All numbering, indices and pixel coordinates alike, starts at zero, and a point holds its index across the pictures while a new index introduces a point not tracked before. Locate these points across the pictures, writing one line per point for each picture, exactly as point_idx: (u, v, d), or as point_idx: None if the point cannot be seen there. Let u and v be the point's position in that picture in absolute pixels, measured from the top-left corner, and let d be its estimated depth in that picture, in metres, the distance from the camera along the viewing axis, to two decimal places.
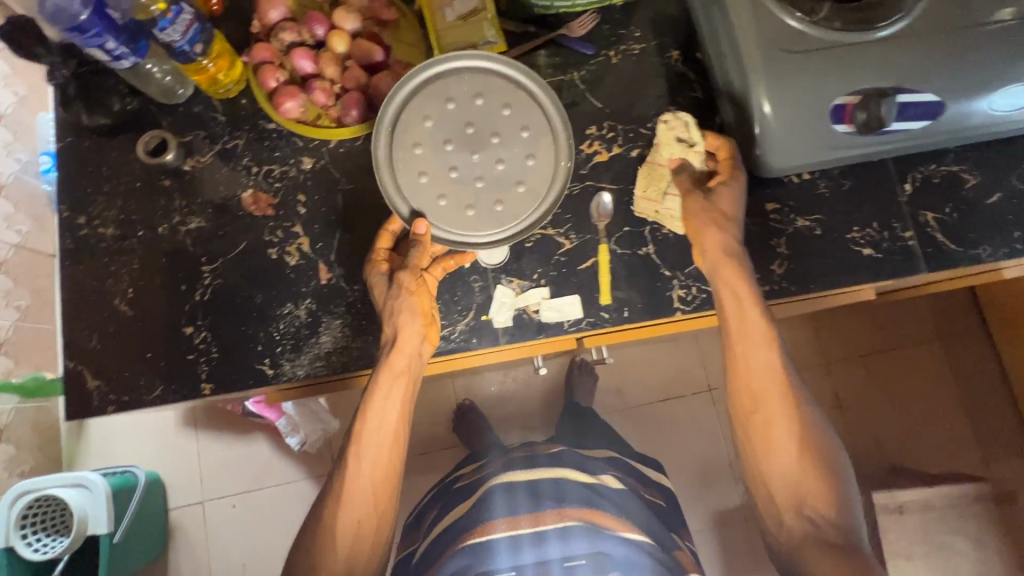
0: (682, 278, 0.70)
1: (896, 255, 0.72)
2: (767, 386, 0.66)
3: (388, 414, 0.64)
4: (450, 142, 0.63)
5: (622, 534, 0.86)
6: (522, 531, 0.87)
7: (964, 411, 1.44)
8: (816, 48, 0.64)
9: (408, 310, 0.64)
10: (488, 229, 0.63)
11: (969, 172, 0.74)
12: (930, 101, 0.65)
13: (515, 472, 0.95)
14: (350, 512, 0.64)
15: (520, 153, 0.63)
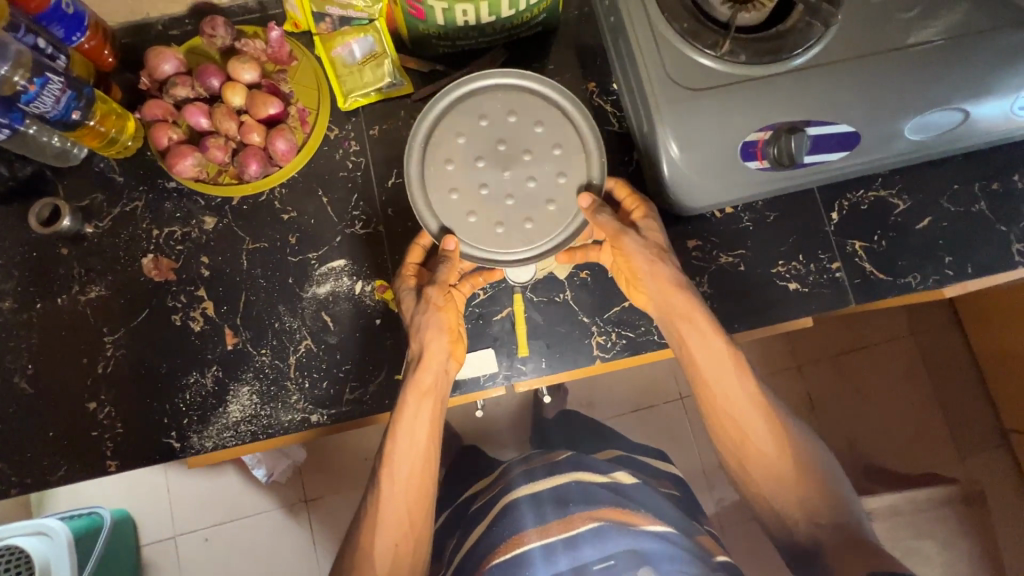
0: (602, 324, 0.69)
1: (823, 288, 0.71)
2: (747, 411, 0.63)
3: (415, 432, 0.62)
4: (482, 159, 0.59)
5: (647, 528, 0.72)
6: (554, 538, 0.73)
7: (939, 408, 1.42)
8: (722, 84, 0.61)
9: (436, 323, 0.62)
10: (518, 249, 0.60)
11: (898, 196, 0.72)
12: (845, 131, 0.62)
13: (539, 480, 0.80)
14: (388, 539, 0.61)
15: (552, 170, 0.60)
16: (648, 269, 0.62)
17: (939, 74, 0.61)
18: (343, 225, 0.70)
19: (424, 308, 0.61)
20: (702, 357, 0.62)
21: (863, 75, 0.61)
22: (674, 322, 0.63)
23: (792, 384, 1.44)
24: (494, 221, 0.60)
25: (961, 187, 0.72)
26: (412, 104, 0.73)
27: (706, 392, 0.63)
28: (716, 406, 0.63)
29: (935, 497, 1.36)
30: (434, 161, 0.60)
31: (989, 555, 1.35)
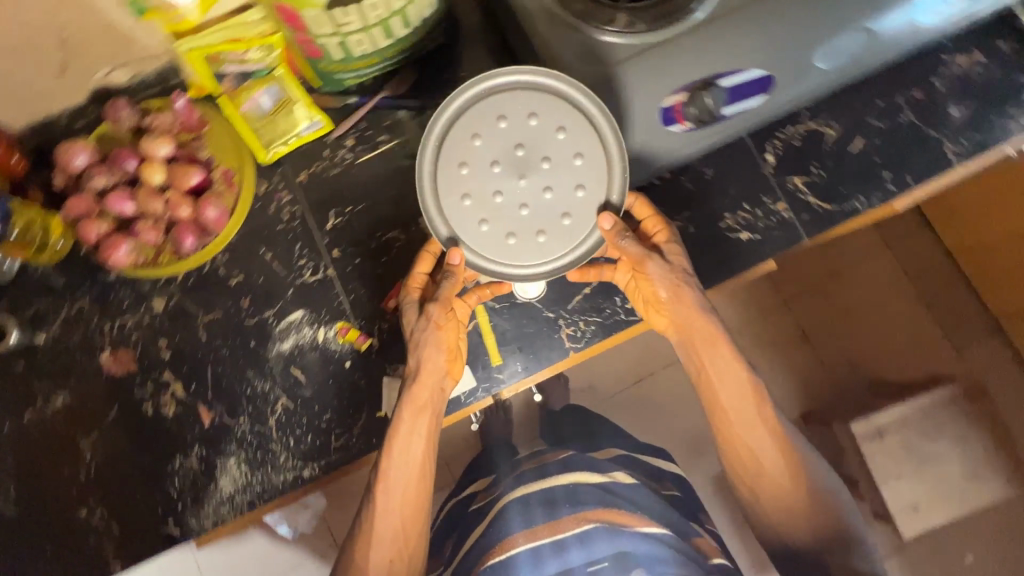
0: (568, 316, 0.69)
1: (774, 231, 0.71)
2: (755, 429, 0.64)
3: (412, 448, 0.63)
4: (498, 163, 0.59)
5: (640, 528, 0.75)
6: (542, 540, 0.75)
7: (928, 310, 1.44)
8: (629, 57, 0.60)
9: (439, 340, 0.62)
10: (529, 262, 0.60)
11: (827, 124, 0.73)
12: (759, 76, 0.63)
13: (526, 484, 0.83)
14: (380, 554, 0.62)
15: (570, 181, 0.59)
16: (669, 294, 0.63)
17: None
18: (292, 277, 0.69)
19: (426, 324, 0.62)
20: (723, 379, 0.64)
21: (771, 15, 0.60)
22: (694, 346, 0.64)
23: (782, 321, 1.45)
24: (506, 231, 0.59)
25: (885, 102, 0.73)
26: (334, 142, 0.72)
27: (723, 416, 0.65)
28: (726, 425, 0.65)
29: (941, 398, 1.37)
30: (448, 164, 0.59)
31: (1004, 444, 1.36)
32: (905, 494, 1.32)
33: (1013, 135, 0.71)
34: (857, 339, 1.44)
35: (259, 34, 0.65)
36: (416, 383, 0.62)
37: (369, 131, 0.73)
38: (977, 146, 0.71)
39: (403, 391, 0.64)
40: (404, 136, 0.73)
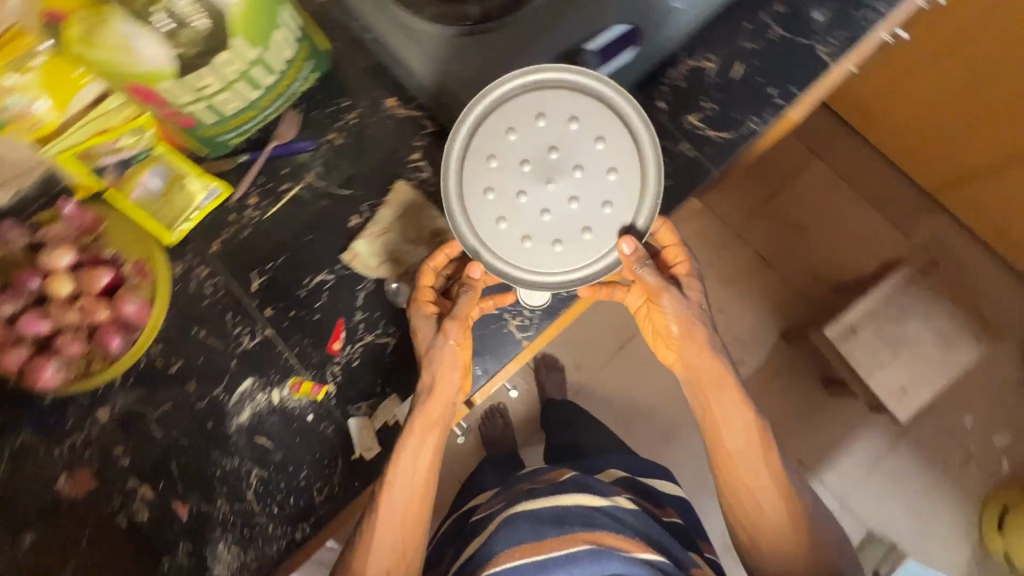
0: (511, 308, 0.70)
1: (682, 172, 0.73)
2: (745, 463, 0.76)
3: (419, 462, 0.65)
4: (529, 162, 0.61)
5: (636, 552, 0.82)
6: (528, 557, 0.83)
7: (864, 200, 1.68)
8: (493, 48, 0.63)
9: (455, 358, 0.64)
10: (545, 270, 0.63)
11: (705, 58, 0.75)
12: (622, 31, 0.65)
13: (524, 504, 0.93)
14: (381, 562, 0.66)
15: (598, 196, 0.62)
16: (682, 331, 0.74)
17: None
18: (231, 349, 0.68)
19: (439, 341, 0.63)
20: (725, 418, 0.76)
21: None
22: (699, 389, 0.77)
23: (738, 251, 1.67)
24: (525, 232, 0.62)
25: (751, 23, 0.75)
26: (237, 204, 0.71)
27: (721, 450, 0.77)
28: (725, 456, 0.77)
29: (903, 279, 1.39)
30: (480, 154, 0.61)
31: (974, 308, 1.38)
32: (893, 380, 1.34)
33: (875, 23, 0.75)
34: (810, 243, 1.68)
35: (125, 120, 0.63)
36: (430, 400, 0.64)
37: (270, 185, 0.72)
38: (846, 43, 0.74)
39: (414, 407, 0.65)
40: (305, 181, 0.72)
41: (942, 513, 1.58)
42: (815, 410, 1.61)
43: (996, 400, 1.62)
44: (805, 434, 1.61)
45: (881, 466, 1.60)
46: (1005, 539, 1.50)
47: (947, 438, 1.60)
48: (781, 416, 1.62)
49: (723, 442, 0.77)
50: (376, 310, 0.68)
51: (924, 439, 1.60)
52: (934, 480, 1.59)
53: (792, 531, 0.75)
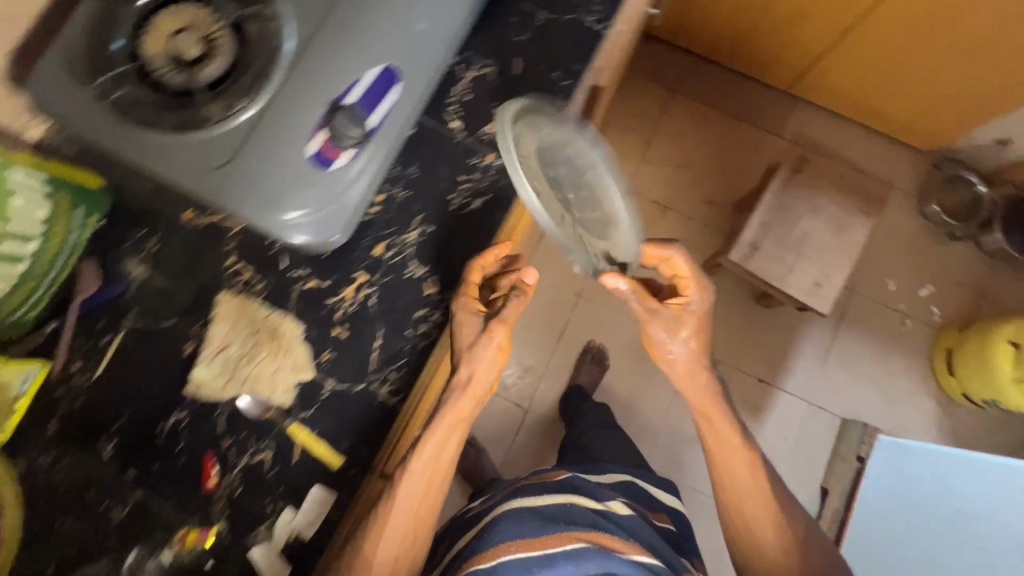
0: (375, 376, 0.66)
1: (499, 181, 0.71)
2: (740, 484, 0.93)
3: (442, 455, 0.67)
4: (553, 171, 0.69)
5: (632, 556, 0.82)
6: (532, 553, 0.81)
7: (734, 116, 1.80)
8: (248, 134, 0.60)
9: (491, 355, 0.67)
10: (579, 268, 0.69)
11: (484, 65, 0.74)
12: (379, 73, 0.63)
13: (526, 497, 0.92)
14: (392, 550, 0.65)
15: (596, 223, 0.74)
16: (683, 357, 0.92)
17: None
18: (103, 530, 0.63)
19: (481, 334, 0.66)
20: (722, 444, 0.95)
21: (339, 25, 0.61)
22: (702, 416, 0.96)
23: (638, 201, 1.75)
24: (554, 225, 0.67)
25: (516, 16, 0.75)
26: (61, 377, 0.66)
27: (722, 469, 0.95)
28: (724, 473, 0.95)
29: (782, 183, 1.43)
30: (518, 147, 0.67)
31: (854, 187, 1.43)
32: (805, 279, 1.38)
33: None
34: (700, 168, 1.77)
35: None
36: (463, 395, 0.67)
37: (90, 345, 0.67)
38: (611, 4, 0.75)
39: (446, 400, 0.68)
40: (124, 327, 0.68)
41: (897, 376, 1.66)
42: (756, 325, 1.66)
43: (905, 256, 1.72)
44: (755, 352, 1.65)
45: (830, 355, 1.66)
46: (957, 380, 1.58)
47: (877, 306, 1.69)
48: (727, 343, 1.66)
49: (730, 469, 0.94)
50: (241, 430, 0.65)
51: (860, 317, 1.68)
52: (880, 350, 1.67)
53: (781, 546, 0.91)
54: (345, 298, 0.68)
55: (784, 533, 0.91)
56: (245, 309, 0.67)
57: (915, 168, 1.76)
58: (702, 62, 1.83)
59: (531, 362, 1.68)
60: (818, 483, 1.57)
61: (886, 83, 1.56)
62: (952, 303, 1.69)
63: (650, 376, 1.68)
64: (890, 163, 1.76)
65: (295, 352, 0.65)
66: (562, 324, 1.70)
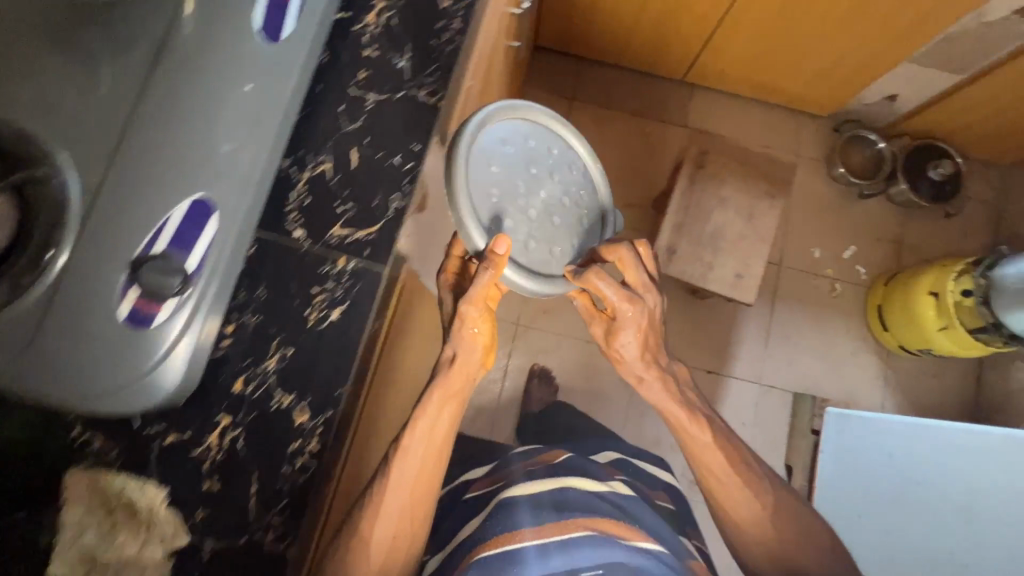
0: (256, 524, 0.62)
1: (356, 285, 0.67)
2: (721, 482, 0.94)
3: (435, 430, 0.78)
4: (528, 168, 0.89)
5: (635, 542, 0.86)
6: (549, 538, 0.84)
7: (636, 113, 1.80)
8: (45, 310, 0.54)
9: (472, 337, 0.81)
10: (517, 261, 0.82)
11: (319, 162, 0.69)
12: (190, 209, 0.58)
13: (538, 482, 0.97)
14: (388, 526, 0.75)
15: (558, 224, 0.89)
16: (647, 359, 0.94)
17: (182, 99, 0.59)
18: None
19: (463, 317, 0.80)
20: (700, 444, 0.95)
21: (127, 170, 0.56)
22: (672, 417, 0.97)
23: None
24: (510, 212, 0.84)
25: (344, 104, 0.71)
26: None
27: (705, 467, 0.95)
28: (708, 471, 0.95)
29: (688, 180, 1.43)
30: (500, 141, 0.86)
31: (759, 170, 1.43)
32: (728, 272, 1.38)
33: (457, 42, 0.74)
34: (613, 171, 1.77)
35: None
36: (452, 373, 0.80)
37: None
38: (441, 74, 0.72)
39: (436, 379, 0.81)
40: None
41: (836, 340, 1.69)
42: (695, 317, 1.67)
43: (824, 222, 1.75)
44: (699, 345, 1.66)
45: (771, 332, 1.68)
46: (891, 335, 1.62)
47: (807, 275, 1.72)
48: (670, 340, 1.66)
49: (704, 464, 0.95)
50: None
51: (792, 289, 1.71)
52: (816, 318, 1.70)
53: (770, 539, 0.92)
54: (210, 447, 0.63)
55: (766, 532, 0.93)
56: (97, 488, 0.61)
57: (817, 134, 1.79)
58: (596, 65, 1.82)
59: (482, 399, 1.65)
60: (781, 460, 1.59)
61: (773, 57, 1.57)
62: (876, 259, 1.73)
63: (603, 388, 1.66)
64: (794, 133, 1.79)
65: (161, 526, 0.61)
66: (506, 354, 1.67)
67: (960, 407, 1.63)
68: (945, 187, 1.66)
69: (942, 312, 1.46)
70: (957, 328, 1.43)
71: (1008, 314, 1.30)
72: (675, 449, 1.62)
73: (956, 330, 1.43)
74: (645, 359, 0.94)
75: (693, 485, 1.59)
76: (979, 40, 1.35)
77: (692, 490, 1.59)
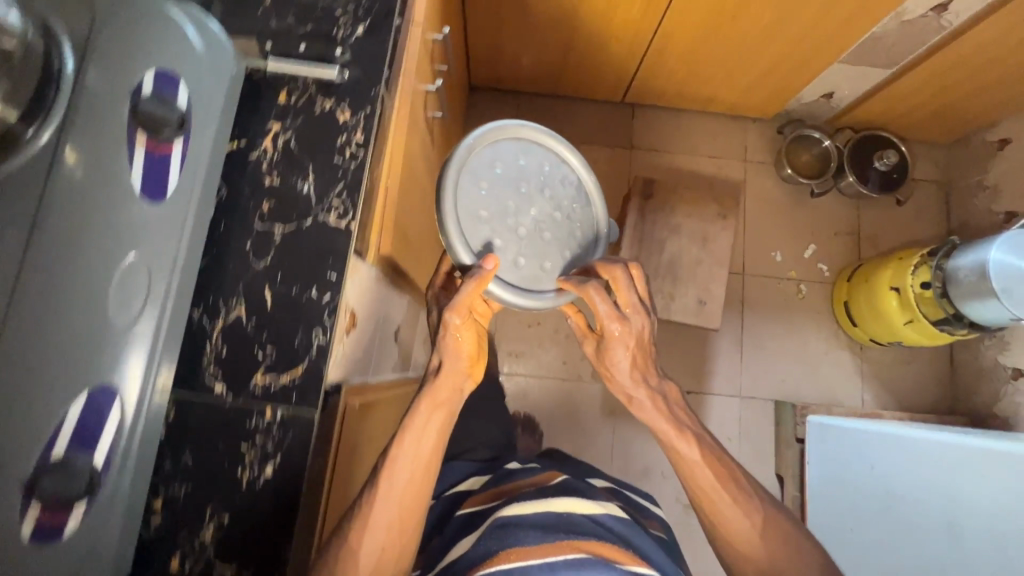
0: None
1: (288, 436, 0.63)
2: (719, 504, 0.82)
3: (421, 445, 0.75)
4: (521, 184, 0.87)
5: (630, 567, 0.77)
6: (554, 557, 0.75)
7: (581, 140, 1.77)
8: None
9: (457, 344, 0.79)
10: (507, 277, 0.83)
11: (232, 308, 0.66)
12: (90, 398, 0.53)
13: (538, 504, 0.92)
14: (378, 538, 0.71)
15: (548, 241, 0.87)
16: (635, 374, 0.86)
17: (68, 278, 0.51)
18: None
19: (446, 324, 0.78)
20: (696, 470, 0.84)
21: (11, 395, 0.47)
22: (663, 438, 0.86)
23: None
24: (496, 233, 0.84)
25: (251, 241, 0.67)
26: None
27: (704, 493, 0.83)
28: (706, 495, 0.83)
29: (638, 211, 1.41)
30: (488, 162, 0.87)
31: (706, 192, 1.42)
32: (689, 300, 1.38)
33: (361, 155, 0.70)
34: None
35: None
36: (439, 382, 0.78)
37: None
38: (349, 194, 0.68)
39: (424, 387, 0.78)
40: None
41: (809, 340, 1.70)
42: (667, 338, 1.66)
43: (781, 225, 1.75)
44: (675, 366, 1.65)
45: (744, 343, 1.68)
46: (861, 330, 1.63)
47: (771, 279, 1.72)
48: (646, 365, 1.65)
49: (696, 480, 0.84)
50: None
51: (758, 296, 1.71)
52: (786, 322, 1.70)
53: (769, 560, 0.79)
54: None
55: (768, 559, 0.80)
56: None
57: (762, 138, 1.79)
58: (534, 96, 1.79)
59: None
60: (772, 470, 1.59)
61: (707, 71, 1.55)
62: (835, 254, 1.74)
63: (586, 424, 1.64)
64: (740, 140, 1.79)
65: None
66: None
67: (936, 390, 1.65)
68: (894, 176, 1.67)
69: (906, 306, 1.46)
70: (922, 321, 1.44)
71: (968, 305, 1.32)
72: (665, 475, 1.61)
73: (921, 324, 1.44)
74: (635, 376, 0.86)
75: (688, 508, 1.59)
76: (902, 38, 1.36)
77: (687, 513, 1.59)
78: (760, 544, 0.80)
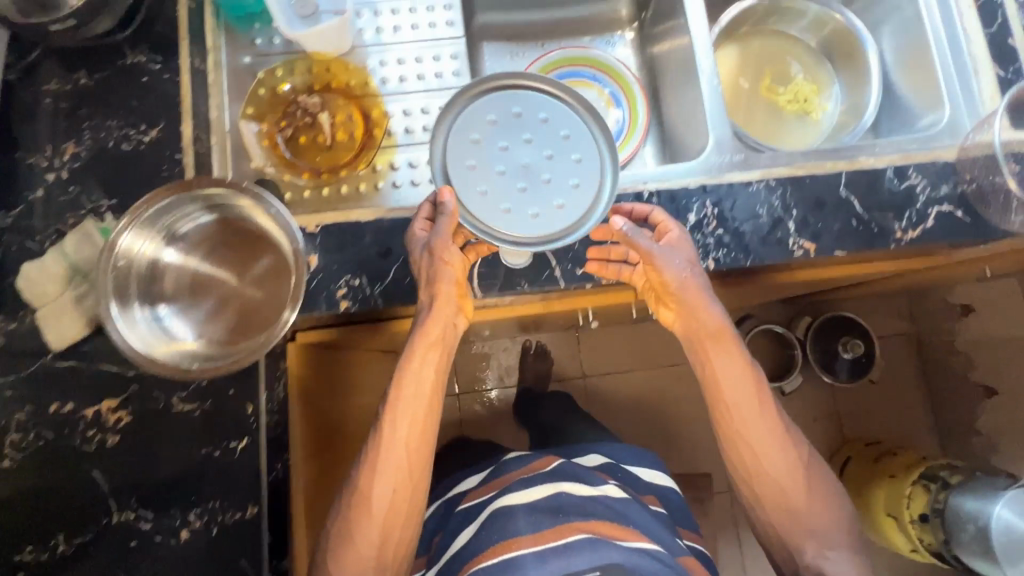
0: None
1: None
2: (745, 424, 0.68)
3: (422, 383, 0.65)
4: (505, 142, 0.63)
5: (633, 544, 0.67)
6: (552, 543, 0.66)
7: None
8: None
9: (445, 264, 0.63)
10: (604, 166, 0.64)
11: None
12: None
13: (531, 488, 0.74)
14: (387, 481, 0.62)
15: (553, 195, 0.62)
16: (682, 284, 0.66)
17: None
18: None
19: (435, 254, 0.63)
20: (728, 386, 0.68)
21: None
22: (698, 346, 0.69)
23: None
24: (571, 146, 0.64)
25: None
26: None
27: (727, 413, 0.69)
28: (728, 419, 0.69)
29: None
30: (494, 105, 0.64)
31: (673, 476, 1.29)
32: None
33: None
34: None
35: None
36: (431, 316, 0.64)
37: None
38: None
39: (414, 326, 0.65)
40: None
41: None
42: None
43: None
44: None
45: None
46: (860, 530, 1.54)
47: None
48: None
49: (722, 397, 0.69)
50: None
51: None
52: None
53: (805, 496, 0.68)
54: None
55: (816, 518, 0.68)
56: None
57: None
58: None
59: None
60: None
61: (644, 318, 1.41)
62: (817, 440, 1.64)
63: None
64: None
65: None
66: None
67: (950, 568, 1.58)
68: (862, 361, 1.57)
69: (905, 534, 1.37)
70: (924, 551, 1.34)
71: (971, 559, 1.20)
72: None
73: (925, 554, 1.35)
74: (689, 270, 0.66)
75: None
76: None
77: None
78: (795, 491, 0.68)
